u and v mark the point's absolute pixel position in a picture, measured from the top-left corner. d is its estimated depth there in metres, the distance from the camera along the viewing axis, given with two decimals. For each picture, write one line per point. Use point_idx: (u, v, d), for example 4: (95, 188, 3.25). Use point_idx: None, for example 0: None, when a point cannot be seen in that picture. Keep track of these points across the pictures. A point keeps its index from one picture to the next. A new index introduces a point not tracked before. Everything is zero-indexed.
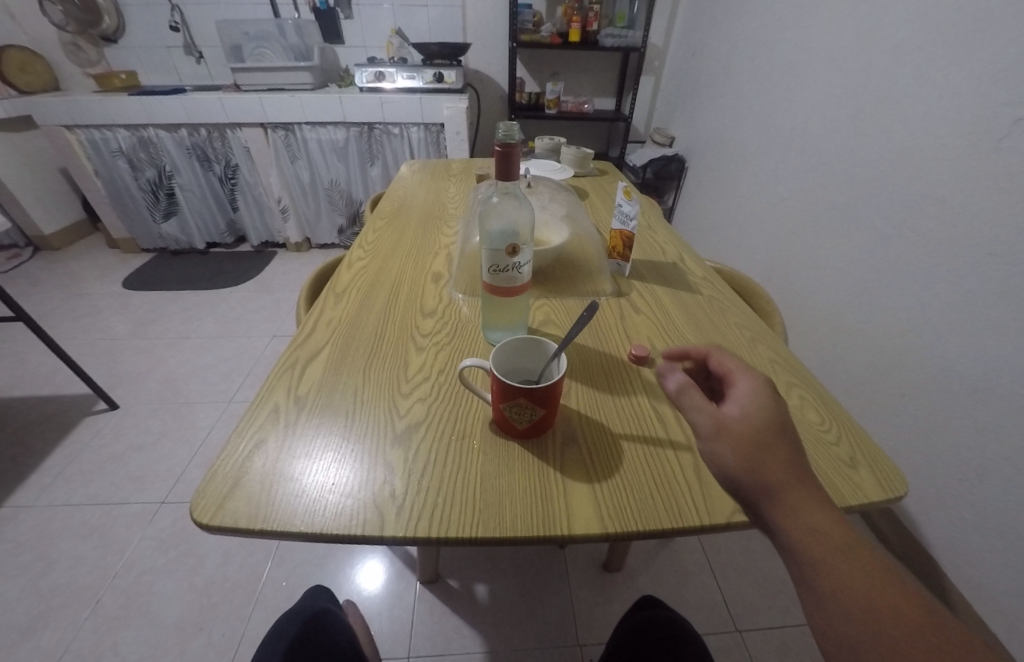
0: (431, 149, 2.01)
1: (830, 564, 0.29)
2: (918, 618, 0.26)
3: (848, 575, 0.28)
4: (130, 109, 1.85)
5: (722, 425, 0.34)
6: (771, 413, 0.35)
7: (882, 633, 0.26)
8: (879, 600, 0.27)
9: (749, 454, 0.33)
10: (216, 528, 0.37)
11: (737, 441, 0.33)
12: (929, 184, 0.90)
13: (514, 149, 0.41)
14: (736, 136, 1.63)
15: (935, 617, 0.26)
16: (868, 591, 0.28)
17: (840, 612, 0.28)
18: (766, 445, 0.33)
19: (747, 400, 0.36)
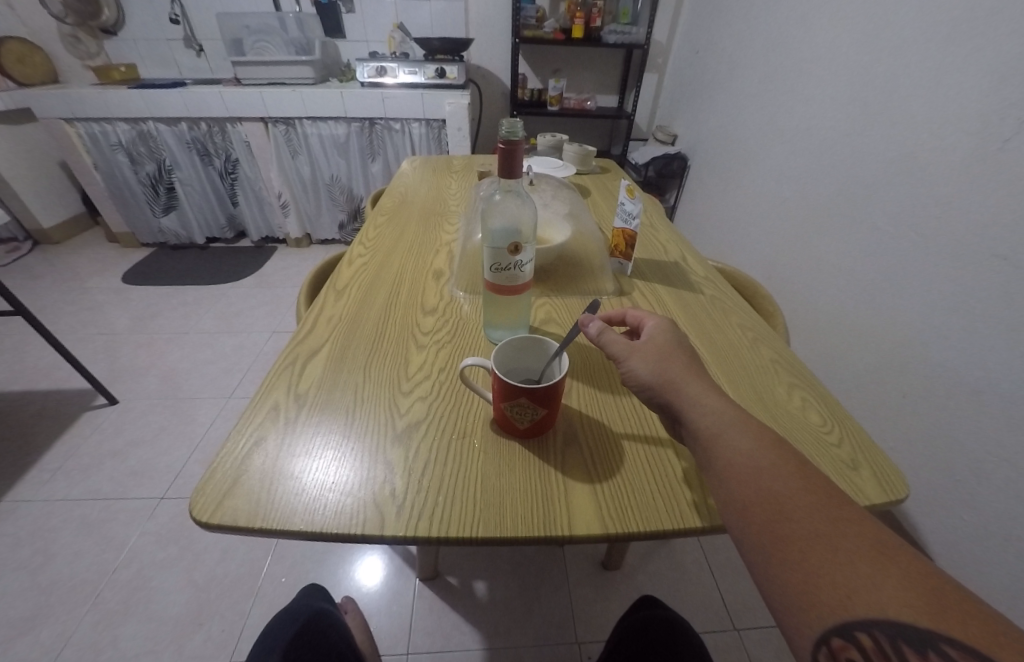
0: (433, 145, 2.00)
1: (725, 437, 0.36)
2: (791, 464, 0.34)
3: (738, 441, 0.36)
4: (130, 102, 1.84)
5: (639, 348, 0.44)
6: (673, 339, 0.45)
7: (769, 480, 0.33)
8: (763, 454, 0.34)
9: (660, 367, 0.42)
10: (215, 526, 0.36)
11: (650, 357, 0.43)
12: (933, 185, 0.89)
13: (517, 146, 0.41)
14: (739, 134, 1.62)
15: (803, 464, 0.34)
16: (754, 450, 0.35)
17: (738, 471, 0.34)
18: (670, 360, 0.42)
19: (657, 331, 0.46)
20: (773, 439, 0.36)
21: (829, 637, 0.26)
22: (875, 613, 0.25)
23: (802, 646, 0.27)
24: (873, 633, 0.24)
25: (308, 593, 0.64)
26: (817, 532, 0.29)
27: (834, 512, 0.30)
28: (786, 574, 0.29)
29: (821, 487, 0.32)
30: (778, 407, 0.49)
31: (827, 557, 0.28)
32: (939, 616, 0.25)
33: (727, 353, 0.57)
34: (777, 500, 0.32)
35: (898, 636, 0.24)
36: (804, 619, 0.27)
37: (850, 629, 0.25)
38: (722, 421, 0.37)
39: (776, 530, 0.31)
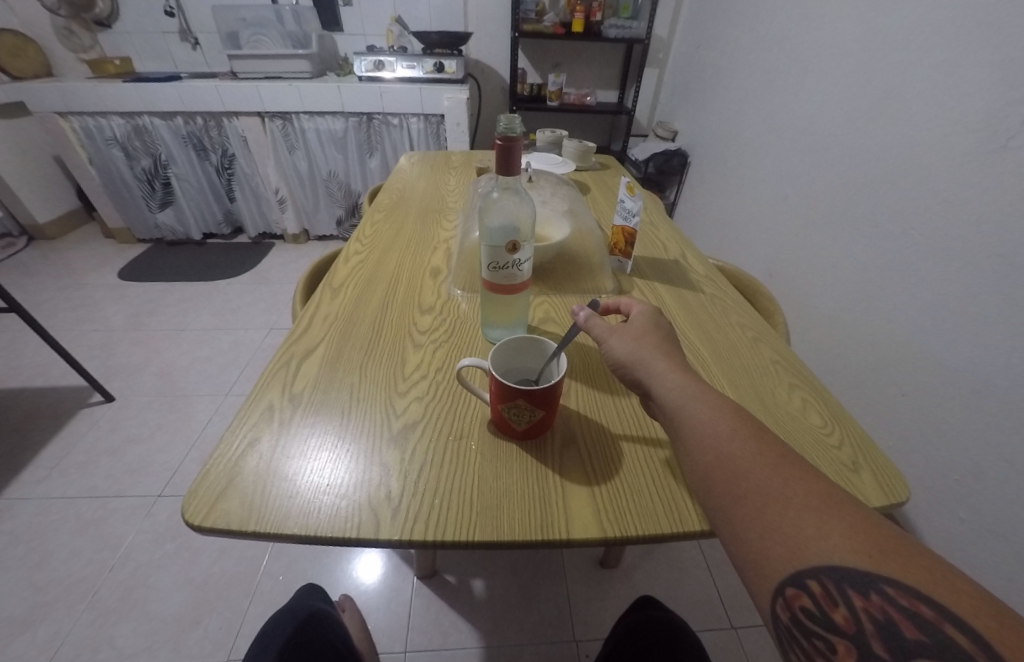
0: (431, 140, 1.98)
1: (689, 409, 0.37)
2: (750, 430, 0.35)
3: (702, 411, 0.37)
4: (124, 96, 1.82)
5: (612, 330, 0.45)
6: (647, 320, 0.46)
7: (730, 448, 0.34)
8: (725, 423, 0.36)
9: (634, 347, 0.43)
10: (208, 530, 0.36)
11: (623, 338, 0.44)
12: (936, 182, 0.88)
13: (515, 143, 0.40)
14: (740, 130, 1.61)
15: (762, 429, 0.35)
16: (717, 419, 0.36)
17: (701, 441, 0.35)
18: (641, 340, 0.43)
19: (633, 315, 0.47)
20: (734, 405, 0.37)
21: (784, 588, 0.27)
22: (825, 563, 0.27)
23: (762, 599, 0.29)
24: (823, 581, 0.26)
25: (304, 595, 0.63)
26: (773, 492, 0.31)
27: (789, 472, 0.32)
28: (747, 535, 0.30)
29: (778, 449, 0.34)
30: (778, 408, 0.49)
31: (781, 515, 0.30)
32: (881, 558, 0.26)
33: (727, 353, 0.57)
34: (737, 465, 0.33)
35: (844, 580, 0.26)
36: (762, 575, 0.29)
37: (802, 579, 0.27)
38: (686, 393, 0.38)
39: (736, 495, 0.32)
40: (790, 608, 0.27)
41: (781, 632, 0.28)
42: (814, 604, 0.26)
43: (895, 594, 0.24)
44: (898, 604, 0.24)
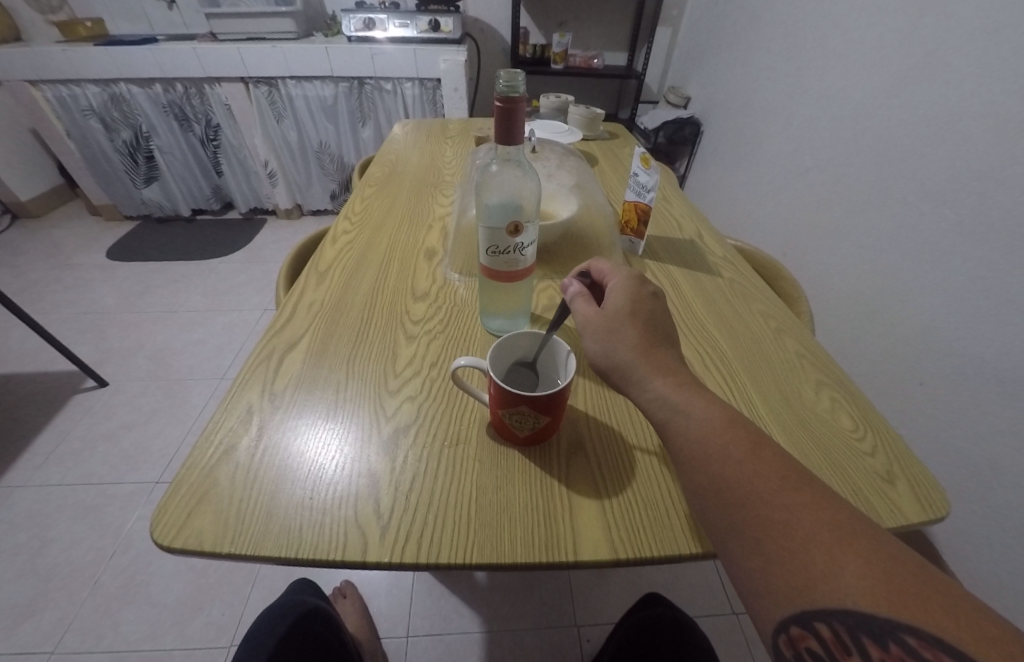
0: (427, 107, 1.87)
1: (672, 424, 0.32)
2: (745, 445, 0.30)
3: (688, 424, 0.32)
4: (98, 61, 1.70)
5: (587, 324, 0.39)
6: (624, 306, 0.38)
7: (722, 468, 0.29)
8: (716, 438, 0.30)
9: (608, 347, 0.37)
10: (178, 551, 0.32)
11: (597, 336, 0.37)
12: (975, 149, 0.81)
13: (518, 105, 0.34)
14: (758, 94, 1.50)
15: (760, 442, 0.30)
16: (706, 433, 0.31)
17: (689, 459, 0.31)
18: (616, 336, 0.37)
19: (608, 297, 0.39)
20: (725, 416, 0.32)
21: (788, 626, 0.24)
22: (835, 604, 0.22)
23: (763, 632, 0.25)
24: (832, 624, 0.22)
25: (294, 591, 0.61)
26: (773, 520, 0.26)
27: (791, 495, 0.27)
28: (747, 563, 0.26)
29: (779, 468, 0.29)
30: (805, 409, 0.45)
31: (784, 546, 0.25)
32: (901, 599, 0.22)
33: (748, 345, 0.52)
34: (731, 487, 0.29)
35: (857, 626, 0.21)
36: (763, 606, 0.25)
37: (808, 620, 0.23)
38: (669, 405, 0.33)
39: (732, 522, 0.28)
40: (795, 647, 0.23)
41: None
42: (823, 648, 0.22)
43: (915, 644, 0.20)
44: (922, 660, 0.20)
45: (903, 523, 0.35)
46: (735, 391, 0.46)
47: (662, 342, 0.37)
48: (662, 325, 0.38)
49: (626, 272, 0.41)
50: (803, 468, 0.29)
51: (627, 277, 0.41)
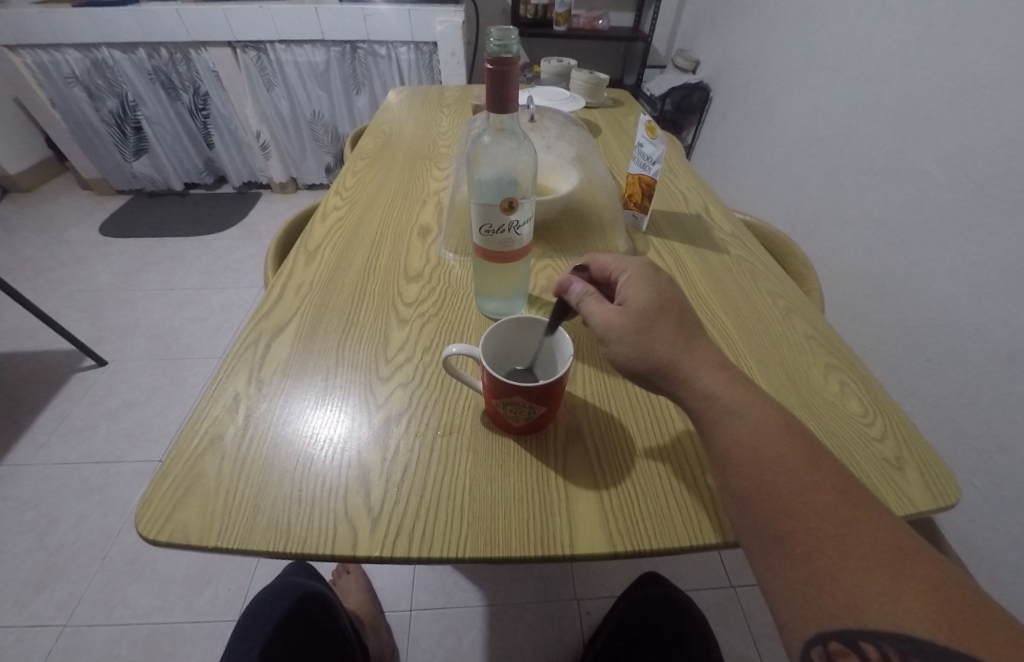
0: (423, 73, 1.78)
1: (724, 426, 0.31)
2: (802, 456, 0.29)
3: (738, 428, 0.30)
4: (76, 24, 1.62)
5: (609, 326, 0.35)
6: (651, 301, 0.35)
7: (775, 477, 0.28)
8: (771, 445, 0.29)
9: (643, 347, 0.34)
10: (164, 543, 0.31)
11: (625, 336, 0.34)
12: (998, 115, 0.76)
13: (512, 66, 0.30)
14: (772, 57, 1.42)
15: (818, 454, 0.29)
16: (761, 441, 0.29)
17: (740, 463, 0.29)
18: (651, 335, 0.34)
19: (625, 291, 0.37)
20: (782, 423, 0.30)
21: (827, 640, 0.23)
22: (887, 625, 0.21)
23: (795, 642, 0.24)
24: (882, 646, 0.21)
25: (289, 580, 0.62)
26: (829, 535, 0.25)
27: (851, 513, 0.26)
28: (790, 572, 0.25)
29: (836, 483, 0.27)
30: (811, 393, 0.43)
31: (836, 562, 0.24)
32: (960, 628, 0.21)
33: (754, 326, 0.50)
34: (782, 497, 0.27)
35: (910, 650, 0.20)
36: (801, 615, 0.24)
37: (853, 638, 0.22)
38: (721, 407, 0.31)
39: (777, 531, 0.26)
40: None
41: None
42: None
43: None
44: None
45: (912, 511, 0.34)
46: None
47: (701, 341, 0.35)
48: (693, 320, 0.36)
49: (635, 261, 0.39)
50: (861, 488, 0.27)
51: (636, 267, 0.38)
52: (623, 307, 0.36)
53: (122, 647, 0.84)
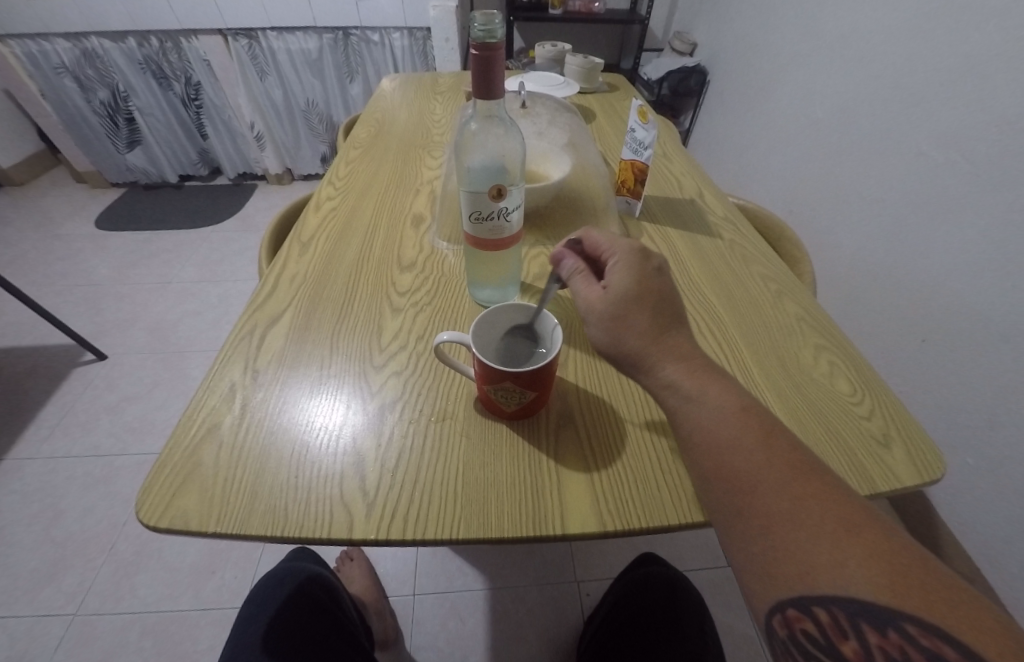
0: (418, 60, 1.76)
1: (685, 412, 0.31)
2: (759, 436, 0.29)
3: (699, 412, 0.31)
4: (64, 13, 1.59)
5: (590, 309, 0.35)
6: (630, 287, 0.34)
7: (733, 458, 0.29)
8: (730, 427, 0.30)
9: (616, 335, 0.33)
10: (164, 530, 0.32)
11: (603, 322, 0.34)
12: (996, 93, 0.74)
13: (497, 52, 0.30)
14: (769, 39, 1.39)
15: (773, 434, 0.29)
16: (720, 424, 0.30)
17: (700, 446, 0.30)
18: (627, 324, 0.33)
19: (609, 275, 0.36)
20: (741, 406, 0.30)
21: (784, 607, 0.24)
22: (837, 590, 0.22)
23: (762, 612, 0.25)
24: (831, 609, 0.22)
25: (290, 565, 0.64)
26: (781, 509, 0.26)
27: (805, 489, 0.26)
28: (754, 548, 0.26)
29: (790, 460, 0.28)
30: (802, 374, 0.43)
31: (790, 534, 0.25)
32: (906, 589, 0.21)
33: (746, 310, 0.50)
34: (744, 478, 0.28)
35: (857, 613, 0.21)
36: (765, 586, 0.25)
37: (806, 604, 0.23)
38: (682, 394, 0.31)
39: (737, 509, 0.27)
40: (789, 628, 0.23)
41: (780, 650, 0.25)
42: (819, 631, 0.22)
43: (917, 633, 0.20)
44: (921, 647, 0.19)
45: (897, 485, 0.35)
46: (731, 359, 0.45)
47: (678, 324, 0.34)
48: (674, 306, 0.34)
49: (628, 244, 0.37)
50: (815, 463, 0.28)
51: (626, 249, 0.37)
52: (606, 291, 0.35)
53: (131, 634, 0.86)
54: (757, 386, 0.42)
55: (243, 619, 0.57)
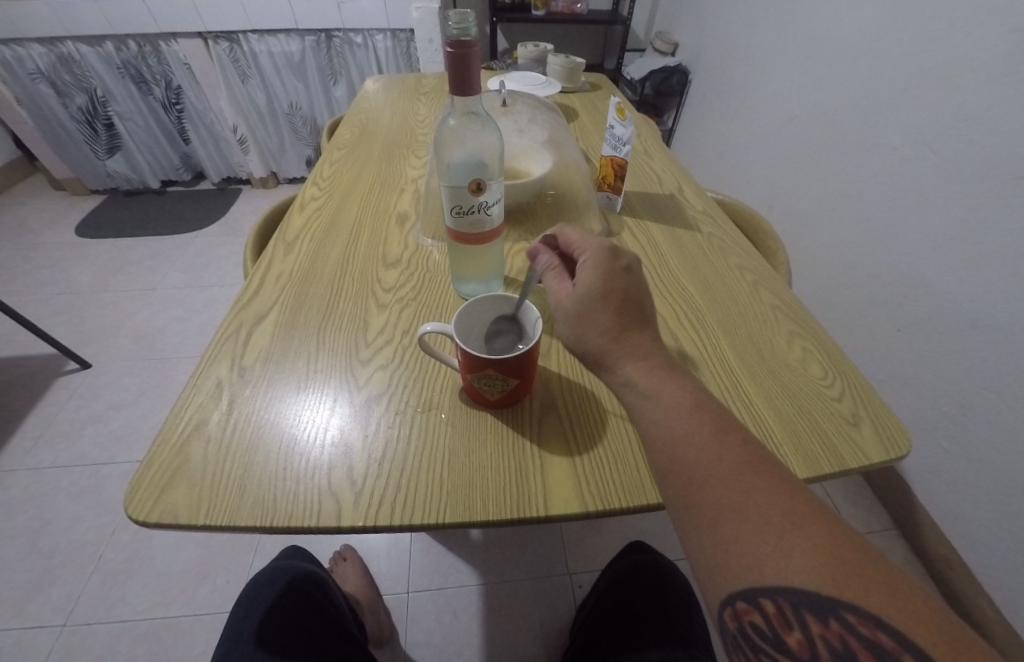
0: (402, 61, 1.76)
1: (640, 407, 0.32)
2: (710, 428, 0.30)
3: (653, 411, 0.31)
4: (39, 17, 1.57)
5: (559, 305, 0.37)
6: (596, 286, 0.35)
7: (684, 451, 0.29)
8: (681, 422, 0.30)
9: (579, 334, 0.35)
10: (155, 524, 0.32)
11: (568, 319, 0.35)
12: (961, 90, 0.78)
13: (471, 49, 0.31)
14: (747, 37, 1.42)
15: (724, 426, 0.30)
16: (674, 419, 0.30)
17: (654, 441, 0.31)
18: (585, 323, 0.34)
19: (579, 272, 0.37)
20: (693, 402, 0.31)
21: (734, 600, 0.25)
22: (781, 582, 0.23)
23: (712, 602, 0.26)
24: (778, 601, 0.23)
25: (281, 562, 0.64)
26: (729, 503, 0.26)
27: (751, 481, 0.27)
28: (705, 543, 0.27)
29: (740, 453, 0.28)
30: (776, 359, 0.45)
31: (738, 527, 0.26)
32: (845, 580, 0.22)
33: (723, 300, 0.52)
34: (692, 471, 0.28)
35: (800, 603, 0.22)
36: (715, 580, 0.26)
37: (754, 596, 0.24)
38: (638, 390, 0.32)
39: (689, 504, 0.28)
40: (739, 620, 0.24)
41: (731, 637, 0.26)
42: (766, 623, 0.23)
43: (856, 621, 0.21)
44: (860, 636, 0.20)
45: (867, 462, 0.36)
46: (709, 348, 0.46)
47: (636, 322, 0.35)
48: (636, 302, 0.36)
49: (597, 242, 0.38)
50: (762, 454, 0.29)
51: (595, 247, 0.38)
52: (574, 288, 0.37)
53: (122, 643, 0.85)
54: (733, 373, 0.44)
55: (234, 621, 0.57)
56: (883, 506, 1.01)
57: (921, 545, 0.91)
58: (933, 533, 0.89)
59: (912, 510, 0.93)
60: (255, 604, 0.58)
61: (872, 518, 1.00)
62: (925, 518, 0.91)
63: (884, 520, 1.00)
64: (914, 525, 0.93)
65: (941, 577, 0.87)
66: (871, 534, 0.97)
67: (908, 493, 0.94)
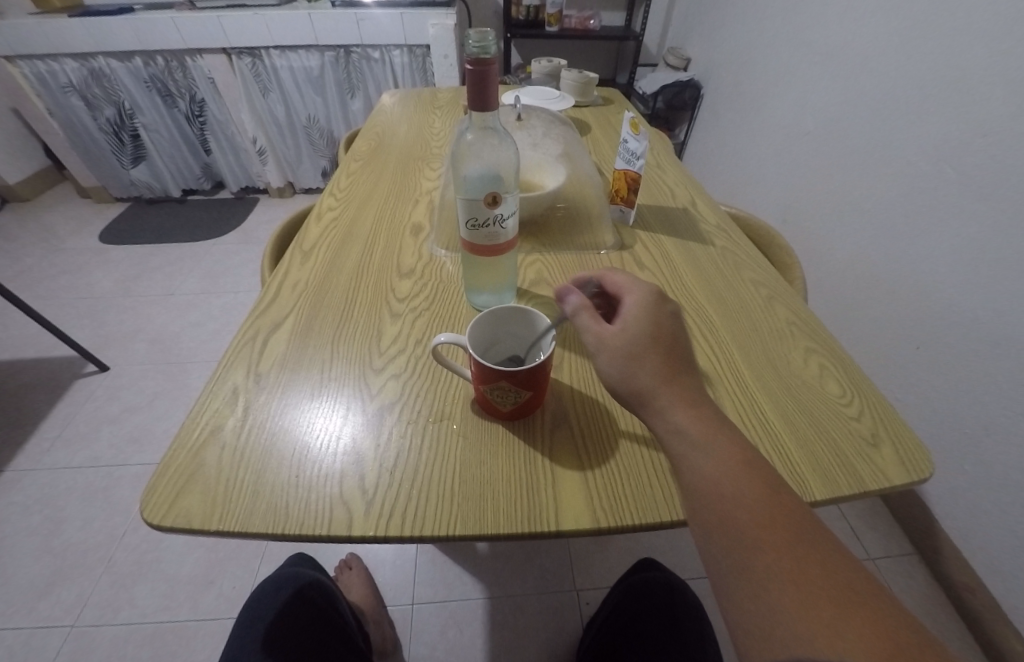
0: (417, 76, 1.80)
1: (691, 457, 0.31)
2: (762, 492, 0.29)
3: (704, 463, 0.30)
4: (73, 34, 1.64)
5: (601, 343, 0.35)
6: (646, 330, 0.35)
7: (736, 511, 0.28)
8: (732, 482, 0.29)
9: (628, 371, 0.34)
10: (168, 528, 0.33)
11: (615, 358, 0.34)
12: (980, 107, 0.77)
13: (490, 67, 0.32)
14: (761, 52, 1.43)
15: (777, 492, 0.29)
16: (724, 477, 0.30)
17: (703, 495, 0.29)
18: (640, 362, 0.34)
19: (625, 316, 0.36)
20: (745, 459, 0.30)
21: None
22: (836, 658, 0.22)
23: None
24: None
25: (290, 568, 0.63)
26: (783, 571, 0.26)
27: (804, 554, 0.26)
28: (751, 607, 0.25)
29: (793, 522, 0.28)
30: (792, 375, 0.44)
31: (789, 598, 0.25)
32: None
33: (738, 314, 0.51)
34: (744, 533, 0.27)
35: None
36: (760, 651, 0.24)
37: None
38: (691, 440, 0.31)
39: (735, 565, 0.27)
40: None
41: None
42: None
43: None
44: None
45: (886, 485, 0.35)
46: (724, 364, 0.46)
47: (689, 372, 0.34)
48: (683, 351, 0.35)
49: (643, 286, 0.38)
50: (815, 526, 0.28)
51: (643, 292, 0.38)
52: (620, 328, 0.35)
53: (129, 645, 0.85)
54: (749, 390, 0.43)
55: (240, 628, 0.57)
56: (902, 530, 0.98)
57: (943, 573, 0.88)
58: (954, 559, 0.86)
59: (933, 534, 0.90)
60: (261, 602, 0.58)
61: (891, 543, 0.97)
62: (947, 544, 0.87)
63: (903, 546, 0.96)
64: (934, 551, 0.90)
65: (964, 607, 0.84)
66: (890, 560, 0.94)
67: (930, 517, 0.91)
